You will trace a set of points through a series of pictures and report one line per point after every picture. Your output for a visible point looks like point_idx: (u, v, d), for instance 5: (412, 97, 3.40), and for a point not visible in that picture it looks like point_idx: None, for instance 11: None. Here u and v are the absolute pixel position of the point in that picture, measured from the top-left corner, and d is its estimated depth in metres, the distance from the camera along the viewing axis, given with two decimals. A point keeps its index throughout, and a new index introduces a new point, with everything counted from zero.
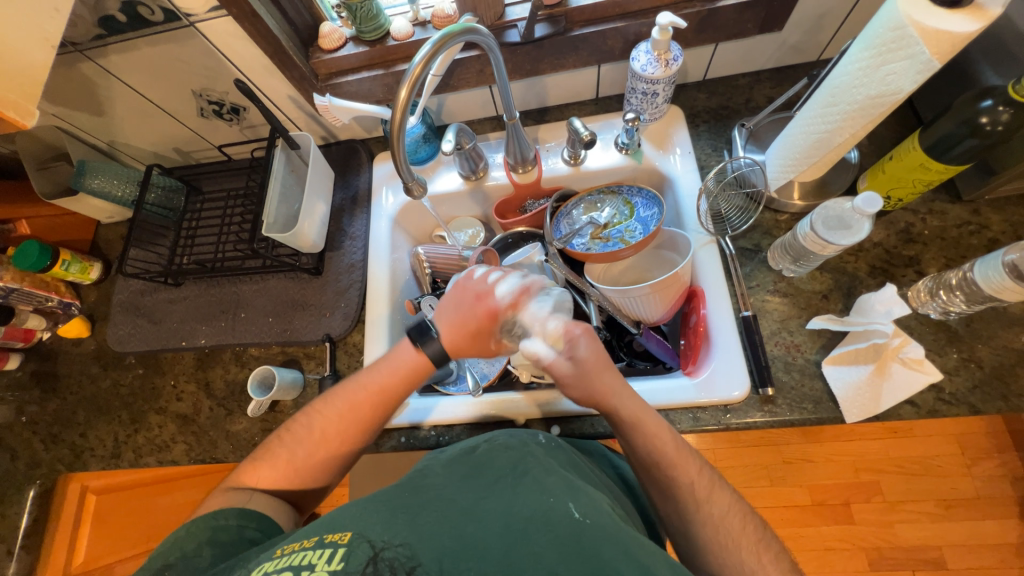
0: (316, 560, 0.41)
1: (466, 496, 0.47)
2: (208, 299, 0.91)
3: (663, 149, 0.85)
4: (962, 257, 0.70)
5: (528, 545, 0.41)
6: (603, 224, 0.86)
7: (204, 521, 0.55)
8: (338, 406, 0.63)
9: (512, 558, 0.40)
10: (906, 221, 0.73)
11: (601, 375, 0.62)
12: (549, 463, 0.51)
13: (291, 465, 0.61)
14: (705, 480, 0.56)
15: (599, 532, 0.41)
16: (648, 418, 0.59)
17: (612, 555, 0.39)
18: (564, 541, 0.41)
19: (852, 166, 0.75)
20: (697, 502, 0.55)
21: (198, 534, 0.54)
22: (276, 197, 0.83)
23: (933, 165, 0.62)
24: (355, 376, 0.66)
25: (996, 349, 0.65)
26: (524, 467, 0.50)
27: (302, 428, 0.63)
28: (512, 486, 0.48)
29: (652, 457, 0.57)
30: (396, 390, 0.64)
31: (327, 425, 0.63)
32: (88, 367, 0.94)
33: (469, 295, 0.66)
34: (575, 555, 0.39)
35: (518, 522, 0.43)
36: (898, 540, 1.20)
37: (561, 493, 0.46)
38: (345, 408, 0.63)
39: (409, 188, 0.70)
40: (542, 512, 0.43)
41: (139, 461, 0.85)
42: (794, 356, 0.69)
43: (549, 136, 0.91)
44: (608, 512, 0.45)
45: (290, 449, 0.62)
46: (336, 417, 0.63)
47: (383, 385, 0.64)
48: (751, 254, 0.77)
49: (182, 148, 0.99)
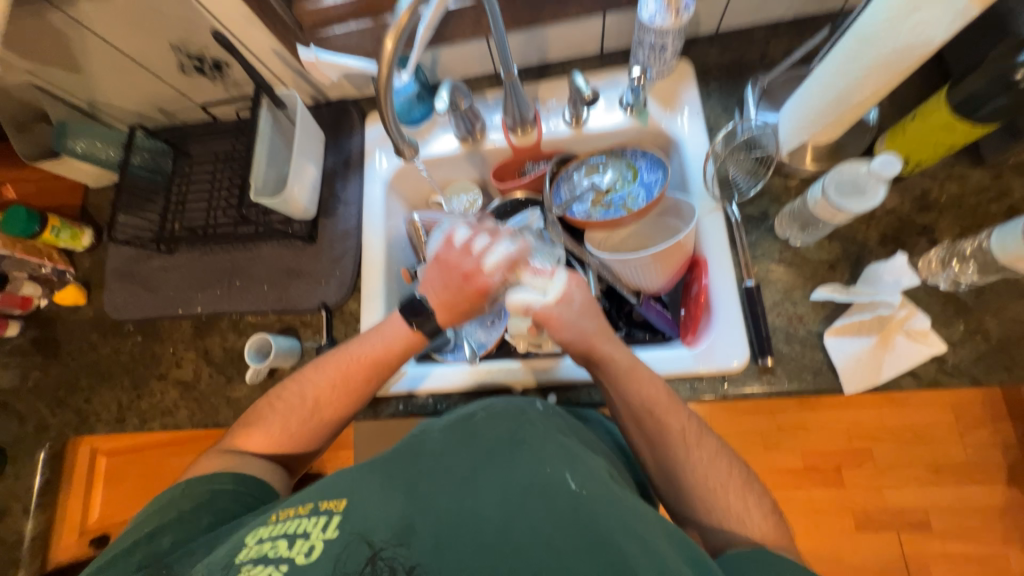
0: (310, 528, 0.44)
1: (460, 464, 0.47)
2: (202, 267, 0.90)
3: (670, 109, 0.81)
4: (978, 225, 0.67)
5: (525, 515, 0.41)
6: (604, 189, 0.82)
7: (212, 487, 0.56)
8: (338, 382, 0.65)
9: (508, 530, 0.41)
10: (923, 187, 0.70)
11: (593, 322, 0.63)
12: (546, 429, 0.50)
13: (298, 431, 0.64)
14: (693, 430, 0.58)
15: (598, 506, 0.42)
16: (636, 370, 0.61)
17: (610, 529, 0.40)
18: (563, 514, 0.41)
19: (870, 128, 0.71)
20: (685, 446, 0.57)
21: (206, 496, 0.56)
22: (263, 159, 0.80)
23: (960, 125, 0.59)
24: (348, 344, 0.68)
25: (1004, 321, 0.63)
26: (523, 434, 0.49)
27: (301, 399, 0.64)
28: (508, 453, 0.47)
29: (642, 408, 0.59)
30: (385, 359, 0.66)
31: (324, 398, 0.64)
32: (88, 334, 0.94)
33: (456, 274, 0.64)
34: (576, 528, 0.40)
35: (517, 492, 0.43)
36: (885, 502, 1.24)
37: (559, 462, 0.45)
38: (342, 380, 0.65)
39: (400, 150, 0.69)
40: (540, 484, 0.43)
41: (144, 425, 0.87)
42: (796, 327, 0.68)
43: (550, 95, 0.86)
44: (606, 482, 0.45)
45: (297, 420, 0.64)
46: (336, 383, 0.65)
47: (375, 354, 0.66)
48: (758, 222, 0.74)
49: (165, 108, 0.95)
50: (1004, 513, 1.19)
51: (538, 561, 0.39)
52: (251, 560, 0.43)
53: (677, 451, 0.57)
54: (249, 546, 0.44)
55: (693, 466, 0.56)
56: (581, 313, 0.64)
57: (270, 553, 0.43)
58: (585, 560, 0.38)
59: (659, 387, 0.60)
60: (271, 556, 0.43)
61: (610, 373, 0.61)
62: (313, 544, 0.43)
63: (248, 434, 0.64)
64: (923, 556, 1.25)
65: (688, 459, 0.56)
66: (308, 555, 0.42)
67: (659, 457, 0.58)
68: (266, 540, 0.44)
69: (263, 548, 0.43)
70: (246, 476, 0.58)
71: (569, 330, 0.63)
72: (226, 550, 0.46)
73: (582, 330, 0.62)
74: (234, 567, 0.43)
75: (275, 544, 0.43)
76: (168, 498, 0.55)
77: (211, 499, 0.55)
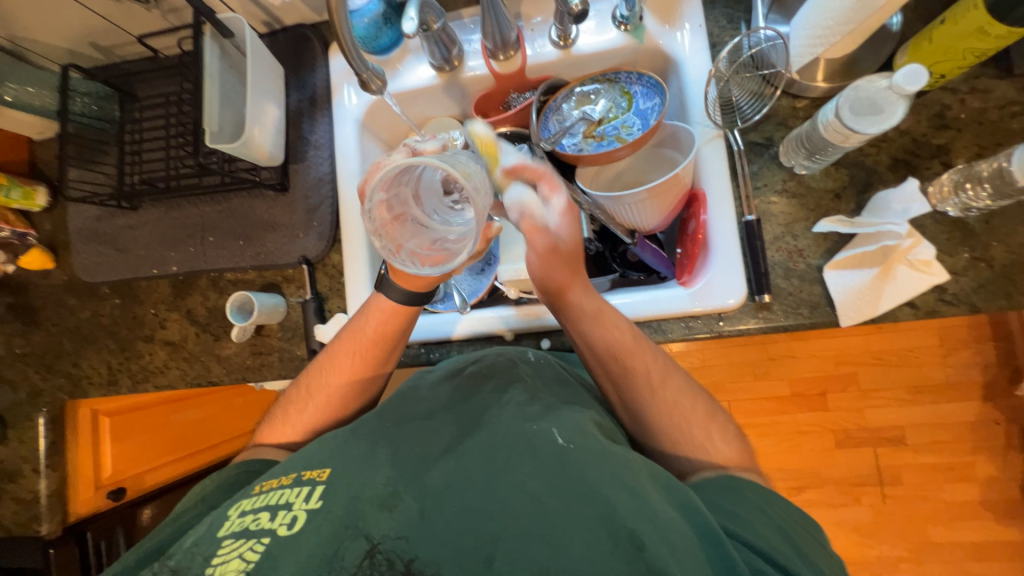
0: (293, 499, 0.46)
1: (452, 431, 0.51)
2: (171, 223, 0.84)
3: (669, 23, 0.72)
4: (997, 144, 0.62)
5: (510, 473, 0.44)
6: (597, 120, 0.75)
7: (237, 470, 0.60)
8: (349, 363, 0.65)
9: (495, 487, 0.44)
10: (942, 103, 0.64)
11: (566, 265, 0.57)
12: (532, 389, 0.54)
13: (307, 422, 0.65)
14: (660, 370, 0.57)
15: (582, 456, 0.44)
16: (603, 314, 0.58)
17: (595, 476, 0.42)
18: (547, 466, 0.44)
19: (891, 36, 0.63)
20: (651, 390, 0.56)
21: (232, 475, 0.60)
22: (216, 99, 0.72)
23: (994, 29, 0.52)
24: (348, 326, 0.66)
25: (1012, 246, 0.61)
26: (507, 395, 0.54)
27: (306, 390, 0.66)
28: (498, 417, 0.51)
29: (610, 350, 0.57)
30: (391, 333, 0.64)
31: (339, 378, 0.65)
32: (63, 298, 0.90)
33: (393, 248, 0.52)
34: (560, 479, 0.43)
35: (502, 451, 0.46)
36: (865, 422, 1.29)
37: (546, 421, 0.49)
38: (351, 358, 0.65)
39: (366, 82, 0.64)
40: (526, 440, 0.47)
41: (138, 386, 0.86)
42: (795, 261, 0.66)
43: (534, 11, 0.76)
44: (592, 433, 0.47)
45: (306, 413, 0.65)
46: (335, 371, 0.65)
47: (379, 331, 0.64)
48: (761, 149, 0.69)
49: (99, 43, 0.84)
50: (977, 427, 1.25)
51: (526, 512, 0.41)
52: (233, 532, 0.45)
53: (637, 386, 0.57)
54: (232, 519, 0.47)
55: (651, 397, 0.56)
56: (557, 251, 0.56)
57: (251, 525, 0.45)
58: (570, 506, 0.41)
59: (624, 329, 0.58)
60: (252, 528, 0.45)
61: (575, 316, 0.59)
62: (295, 514, 0.45)
63: (272, 428, 0.66)
64: (899, 469, 1.28)
65: (651, 393, 0.56)
66: (291, 526, 0.44)
67: (624, 397, 0.58)
68: (248, 513, 0.46)
69: (245, 520, 0.46)
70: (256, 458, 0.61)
71: (547, 265, 0.56)
72: (208, 526, 0.47)
73: (557, 271, 0.57)
74: (217, 540, 0.45)
75: (257, 516, 0.46)
76: (201, 486, 0.59)
77: (235, 479, 0.59)
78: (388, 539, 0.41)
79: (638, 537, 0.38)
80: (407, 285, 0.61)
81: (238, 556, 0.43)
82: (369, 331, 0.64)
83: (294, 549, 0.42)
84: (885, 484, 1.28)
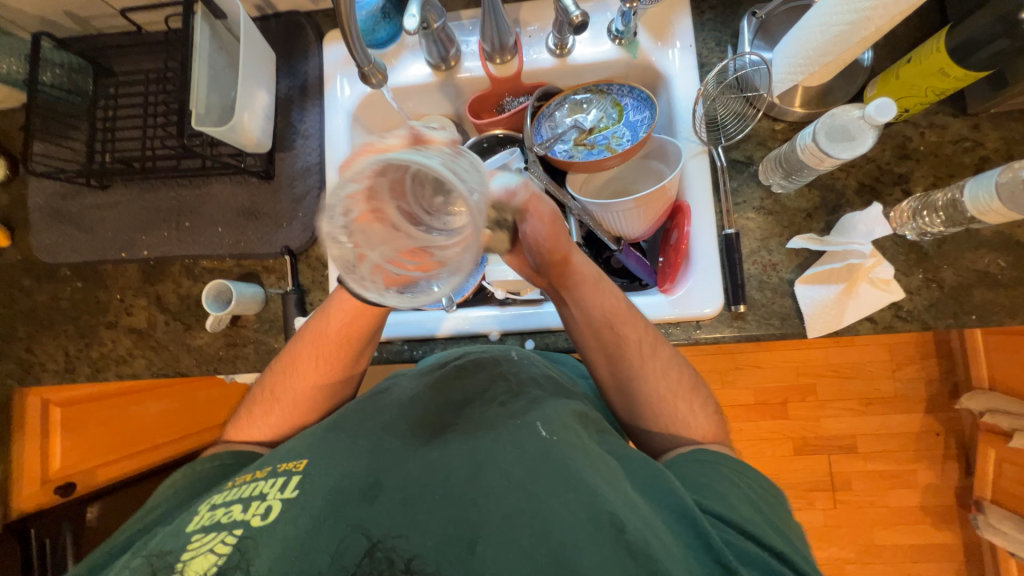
0: (267, 489, 0.45)
1: (437, 420, 0.52)
2: (144, 206, 0.81)
3: (661, 41, 0.75)
4: (950, 176, 0.68)
5: (494, 462, 0.45)
6: (588, 129, 0.78)
7: (213, 463, 0.58)
8: (310, 364, 0.63)
9: (478, 475, 0.44)
10: (904, 135, 0.69)
11: (557, 236, 0.55)
12: (517, 383, 0.55)
13: (274, 424, 0.63)
14: (649, 343, 0.59)
15: (564, 445, 0.46)
16: (600, 281, 0.60)
17: (576, 463, 0.44)
18: (531, 455, 0.45)
19: (862, 70, 0.68)
20: (642, 357, 0.59)
21: (206, 470, 0.57)
22: (204, 81, 0.70)
23: (952, 71, 0.57)
24: (309, 322, 0.65)
25: (960, 270, 0.66)
26: (493, 389, 0.55)
27: (269, 393, 0.64)
28: (478, 413, 0.52)
29: (603, 325, 0.60)
30: (355, 335, 0.63)
31: (303, 380, 0.63)
32: (17, 279, 0.84)
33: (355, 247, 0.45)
34: (544, 465, 0.44)
35: (486, 442, 0.47)
36: (821, 430, 1.36)
37: (530, 414, 0.50)
38: (311, 360, 0.63)
39: (366, 75, 0.64)
40: (511, 433, 0.48)
41: (98, 375, 0.82)
42: (769, 275, 0.69)
43: (532, 18, 0.78)
44: (573, 427, 0.49)
45: (273, 415, 0.63)
46: (300, 373, 0.63)
47: (340, 334, 0.63)
48: (742, 167, 0.73)
49: (75, 12, 0.79)
50: (919, 436, 1.35)
51: (510, 498, 0.42)
52: (203, 526, 0.43)
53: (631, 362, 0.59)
54: (200, 513, 0.45)
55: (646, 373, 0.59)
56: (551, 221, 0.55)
57: (222, 519, 0.43)
58: (555, 492, 0.42)
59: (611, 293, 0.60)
60: (223, 520, 0.43)
61: (572, 286, 0.60)
62: (270, 504, 0.44)
63: (238, 427, 0.64)
64: (849, 475, 1.36)
65: (641, 370, 0.59)
66: (265, 516, 0.43)
67: (615, 370, 0.60)
68: (218, 506, 0.45)
69: (216, 515, 0.44)
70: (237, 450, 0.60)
71: (554, 235, 0.54)
72: (177, 523, 0.45)
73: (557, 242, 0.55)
74: (185, 536, 0.43)
75: (228, 508, 0.44)
76: (174, 478, 0.57)
77: (205, 475, 0.57)
78: (375, 529, 0.41)
79: (619, 519, 0.40)
80: None
81: (209, 550, 0.41)
82: (334, 332, 0.63)
83: (274, 538, 0.41)
84: (837, 489, 1.36)
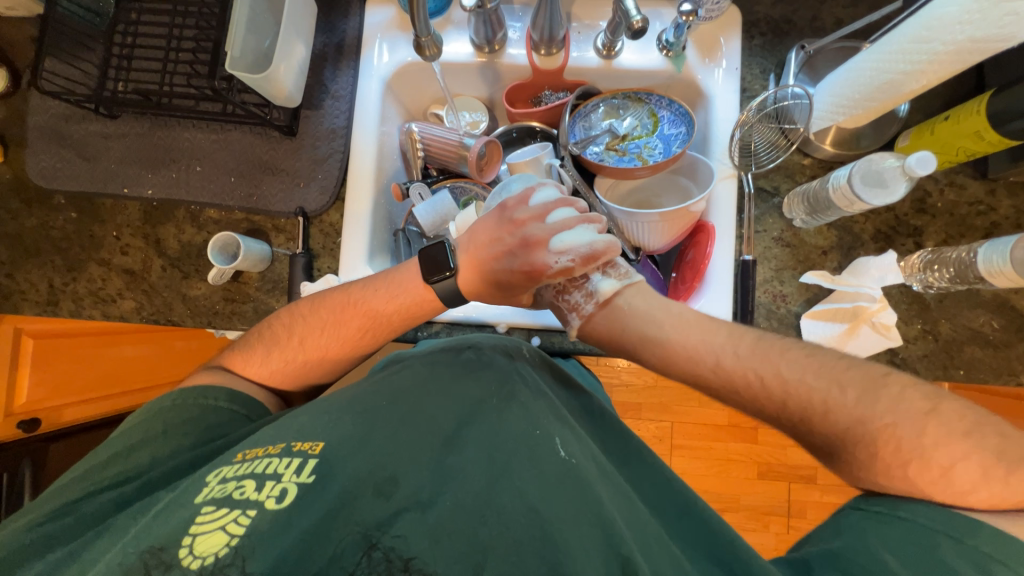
0: (282, 470, 0.43)
1: (449, 413, 0.49)
2: (153, 142, 0.77)
3: (709, 58, 0.75)
4: (961, 235, 0.70)
5: (511, 477, 0.43)
6: (621, 135, 0.78)
7: (205, 401, 0.58)
8: (342, 331, 0.62)
9: (493, 490, 0.42)
10: (924, 189, 0.71)
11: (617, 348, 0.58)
12: (537, 388, 0.53)
13: (281, 372, 0.63)
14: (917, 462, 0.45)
15: (583, 472, 0.45)
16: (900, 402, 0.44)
17: (594, 494, 0.43)
18: (548, 474, 0.44)
19: (897, 121, 0.70)
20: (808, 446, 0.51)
21: (198, 413, 0.57)
22: (240, 22, 0.67)
23: (988, 135, 0.60)
24: (358, 286, 0.64)
25: (956, 326, 0.69)
26: (513, 389, 0.51)
27: (298, 341, 0.62)
28: (497, 413, 0.49)
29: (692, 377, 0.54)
30: (393, 318, 0.62)
31: (327, 341, 0.62)
32: (6, 200, 0.79)
33: (510, 250, 0.58)
34: (560, 491, 0.43)
35: (503, 451, 0.45)
36: (785, 458, 1.39)
37: (552, 427, 0.48)
38: (341, 325, 0.62)
39: (421, 46, 0.62)
40: (528, 444, 0.46)
41: (81, 312, 0.78)
42: (778, 305, 0.71)
43: (584, 14, 0.77)
44: (587, 452, 0.48)
45: (285, 362, 0.63)
46: (331, 335, 0.62)
47: (378, 307, 0.62)
48: (768, 196, 0.73)
49: None
50: None
51: (523, 522, 0.40)
52: (212, 500, 0.42)
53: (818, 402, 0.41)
54: (210, 485, 0.43)
55: None
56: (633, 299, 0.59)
57: (234, 494, 0.42)
58: (569, 522, 0.40)
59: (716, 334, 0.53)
60: (236, 498, 0.42)
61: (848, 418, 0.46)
62: (285, 487, 0.42)
63: (246, 360, 0.64)
64: (806, 505, 1.38)
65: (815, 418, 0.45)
66: (280, 500, 0.41)
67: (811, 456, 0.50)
68: (229, 480, 0.43)
69: (226, 488, 0.42)
70: (239, 395, 0.60)
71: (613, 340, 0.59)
72: (180, 492, 0.43)
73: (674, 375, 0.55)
74: (194, 506, 0.41)
75: (241, 484, 0.43)
76: (156, 402, 0.58)
77: (201, 424, 0.56)
78: (377, 525, 0.40)
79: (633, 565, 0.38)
80: (462, 288, 0.62)
81: (221, 528, 0.39)
82: (378, 309, 0.62)
83: (283, 525, 0.40)
84: (791, 516, 1.39)
